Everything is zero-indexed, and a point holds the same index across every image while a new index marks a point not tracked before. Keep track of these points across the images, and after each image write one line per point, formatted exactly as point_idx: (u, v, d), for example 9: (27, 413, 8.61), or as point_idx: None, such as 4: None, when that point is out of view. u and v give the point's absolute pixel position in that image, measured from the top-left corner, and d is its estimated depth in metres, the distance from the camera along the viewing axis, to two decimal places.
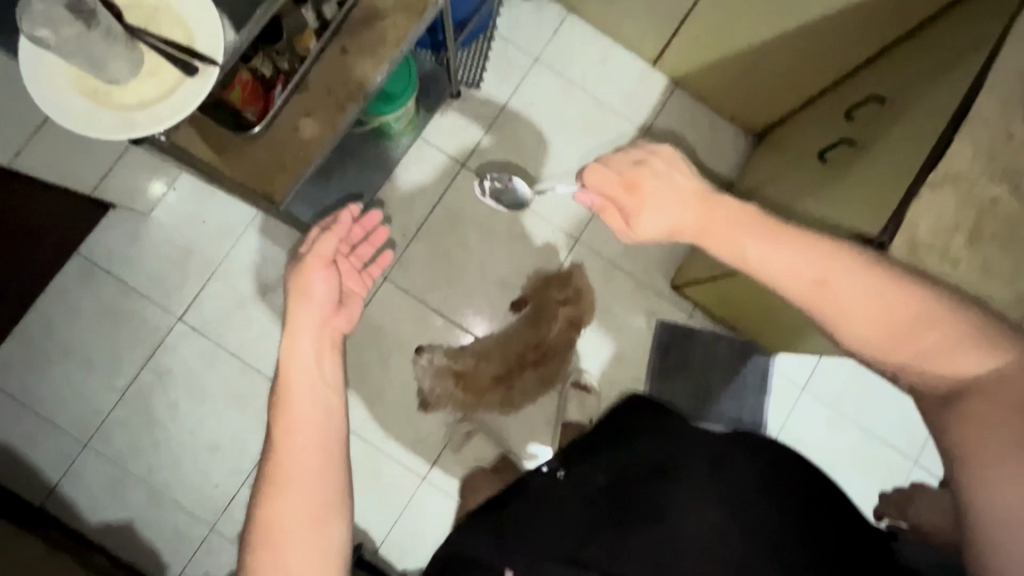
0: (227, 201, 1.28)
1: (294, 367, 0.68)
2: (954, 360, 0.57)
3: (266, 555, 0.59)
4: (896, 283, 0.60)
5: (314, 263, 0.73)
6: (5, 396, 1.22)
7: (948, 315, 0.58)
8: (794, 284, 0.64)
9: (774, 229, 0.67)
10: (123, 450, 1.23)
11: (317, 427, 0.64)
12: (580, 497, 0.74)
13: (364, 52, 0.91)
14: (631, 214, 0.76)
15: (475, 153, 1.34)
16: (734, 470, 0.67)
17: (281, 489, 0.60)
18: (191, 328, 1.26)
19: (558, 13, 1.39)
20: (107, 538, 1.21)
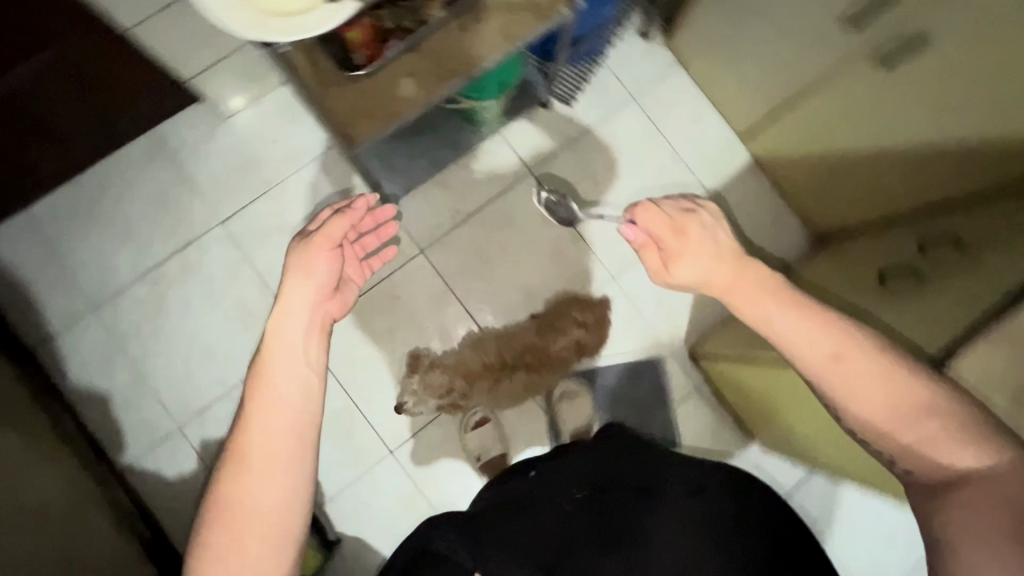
0: (303, 131, 1.32)
1: (280, 345, 0.72)
2: (944, 452, 0.60)
3: (224, 534, 0.62)
4: (901, 371, 0.63)
5: (320, 245, 0.80)
6: (41, 241, 1.26)
7: (947, 410, 0.61)
8: (806, 352, 0.66)
9: (791, 302, 0.70)
10: (126, 326, 1.26)
11: (287, 406, 0.67)
12: (559, 504, 0.75)
13: (480, 35, 0.94)
14: (673, 257, 0.78)
15: (545, 163, 1.36)
16: (712, 502, 0.73)
17: (244, 465, 0.64)
18: (228, 235, 1.30)
19: (668, 62, 1.41)
20: (82, 404, 1.23)
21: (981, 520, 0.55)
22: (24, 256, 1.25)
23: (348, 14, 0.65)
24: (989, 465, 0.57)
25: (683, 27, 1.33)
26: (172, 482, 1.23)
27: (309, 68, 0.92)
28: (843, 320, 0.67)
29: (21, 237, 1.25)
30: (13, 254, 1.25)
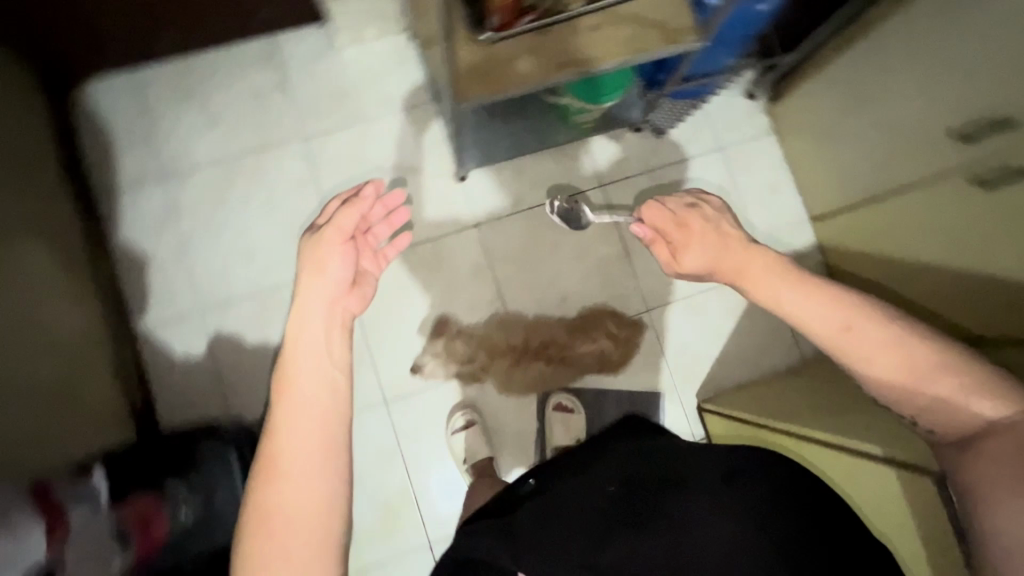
0: (406, 80, 1.36)
1: (304, 345, 0.84)
2: (960, 403, 0.73)
3: (265, 533, 0.72)
4: (909, 337, 0.77)
5: (331, 242, 0.89)
6: (137, 104, 1.31)
7: (954, 367, 0.74)
8: (823, 328, 0.80)
9: (802, 286, 0.83)
10: (186, 204, 1.30)
11: (314, 407, 0.79)
12: (590, 499, 0.86)
13: (609, 40, 0.97)
14: (687, 242, 0.92)
15: (619, 182, 1.39)
16: (745, 487, 0.79)
17: (279, 466, 0.75)
18: (305, 152, 1.33)
19: (763, 127, 1.44)
20: (121, 263, 1.26)
21: (1008, 467, 0.68)
22: (117, 111, 1.30)
23: None
24: (1002, 412, 0.71)
25: (790, 99, 1.36)
26: (179, 361, 1.25)
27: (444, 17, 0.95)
28: (854, 297, 0.81)
29: (120, 92, 1.30)
30: (106, 108, 1.30)
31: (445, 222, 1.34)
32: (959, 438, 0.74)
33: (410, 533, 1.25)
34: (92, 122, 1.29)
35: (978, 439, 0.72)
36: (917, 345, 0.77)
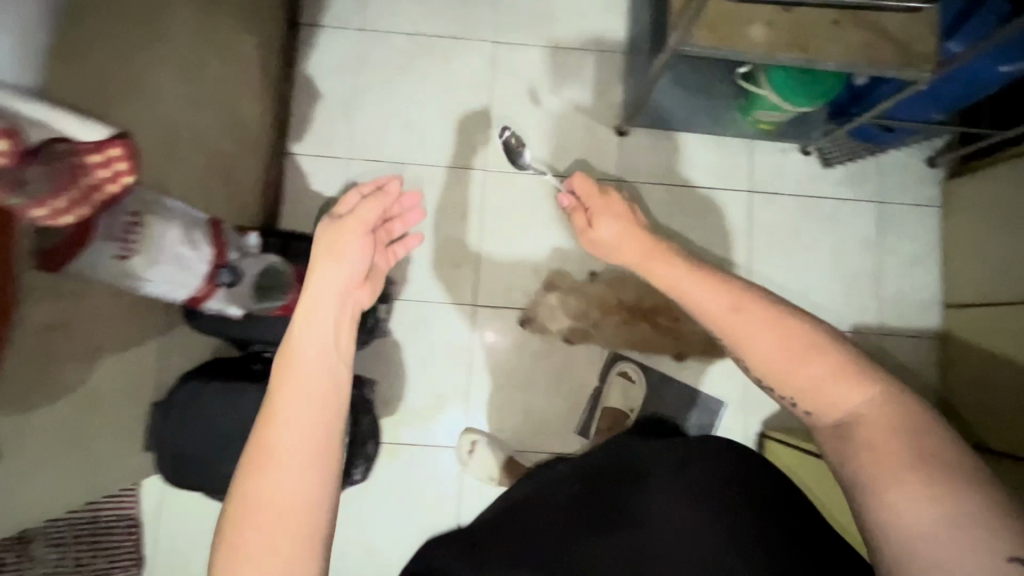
0: (607, 24, 1.38)
1: (309, 335, 0.69)
2: (837, 389, 0.71)
3: (249, 531, 0.61)
4: (791, 322, 0.74)
5: (352, 229, 0.77)
6: None
7: (825, 351, 0.72)
8: (713, 306, 0.78)
9: (698, 274, 0.81)
10: (369, 59, 1.36)
11: (314, 395, 0.65)
12: (555, 497, 0.97)
13: (842, 38, 0.96)
14: (597, 222, 0.94)
15: (768, 195, 1.37)
16: (695, 472, 0.86)
17: (271, 456, 0.62)
18: (490, 54, 1.37)
19: (930, 199, 1.38)
20: (298, 87, 1.33)
21: (885, 449, 0.66)
22: None
23: None
24: (870, 397, 0.70)
25: (973, 178, 1.30)
26: (311, 192, 1.30)
27: None
28: (739, 282, 0.79)
29: None
30: None
31: (589, 167, 1.35)
32: (837, 424, 0.71)
33: (448, 429, 1.29)
34: None
35: (856, 424, 0.69)
36: (825, 339, 0.73)
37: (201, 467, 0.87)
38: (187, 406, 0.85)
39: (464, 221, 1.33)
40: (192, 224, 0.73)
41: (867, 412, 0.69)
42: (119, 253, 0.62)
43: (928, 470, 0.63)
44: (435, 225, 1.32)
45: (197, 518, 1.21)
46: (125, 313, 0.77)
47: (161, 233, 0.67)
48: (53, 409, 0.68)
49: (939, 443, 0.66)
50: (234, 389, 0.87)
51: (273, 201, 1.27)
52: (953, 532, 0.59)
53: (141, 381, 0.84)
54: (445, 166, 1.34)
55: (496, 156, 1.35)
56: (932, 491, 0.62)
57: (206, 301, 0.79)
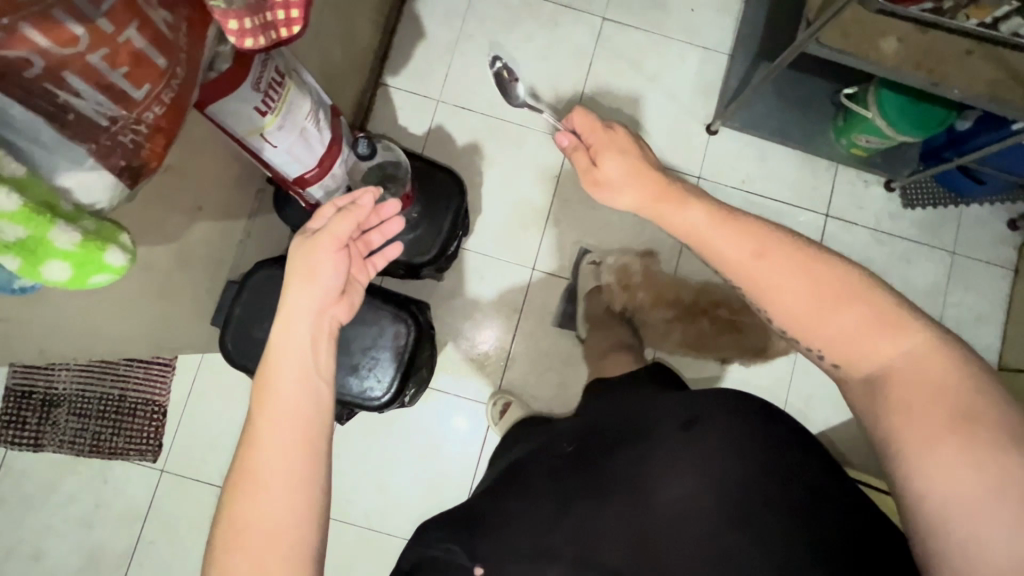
0: (718, 25, 1.37)
1: (284, 354, 0.58)
2: (873, 340, 0.59)
3: (235, 560, 0.51)
4: (820, 264, 0.62)
5: (327, 243, 0.62)
6: None
7: (862, 296, 0.60)
8: (732, 252, 0.65)
9: (714, 215, 0.68)
10: (477, 7, 1.35)
11: (294, 414, 0.55)
12: (551, 461, 0.73)
13: (974, 68, 0.95)
14: (604, 160, 0.76)
15: (843, 222, 1.36)
16: (707, 434, 0.62)
17: (252, 487, 0.52)
18: (596, 28, 1.37)
19: (1001, 261, 1.36)
20: (404, 22, 1.33)
21: (920, 408, 0.55)
22: None
23: None
24: (906, 349, 0.57)
25: None
26: (397, 126, 1.31)
27: None
28: (757, 220, 0.67)
29: None
30: None
31: (670, 158, 1.35)
32: (866, 376, 0.60)
33: (481, 385, 1.28)
34: None
35: (887, 378, 0.58)
36: (860, 281, 0.61)
37: (261, 356, 0.83)
38: (268, 288, 0.84)
39: (539, 184, 1.32)
40: (320, 107, 0.73)
41: (905, 364, 0.57)
42: (257, 105, 0.61)
43: (965, 427, 0.52)
44: (508, 183, 1.32)
45: (221, 418, 1.20)
46: (227, 178, 0.77)
47: (294, 102, 0.67)
48: (157, 254, 0.67)
49: (982, 392, 0.54)
50: None
51: (360, 125, 1.27)
52: (1001, 504, 0.49)
53: (222, 256, 0.83)
54: (531, 127, 1.33)
55: None
56: (976, 457, 0.51)
57: (312, 186, 0.79)
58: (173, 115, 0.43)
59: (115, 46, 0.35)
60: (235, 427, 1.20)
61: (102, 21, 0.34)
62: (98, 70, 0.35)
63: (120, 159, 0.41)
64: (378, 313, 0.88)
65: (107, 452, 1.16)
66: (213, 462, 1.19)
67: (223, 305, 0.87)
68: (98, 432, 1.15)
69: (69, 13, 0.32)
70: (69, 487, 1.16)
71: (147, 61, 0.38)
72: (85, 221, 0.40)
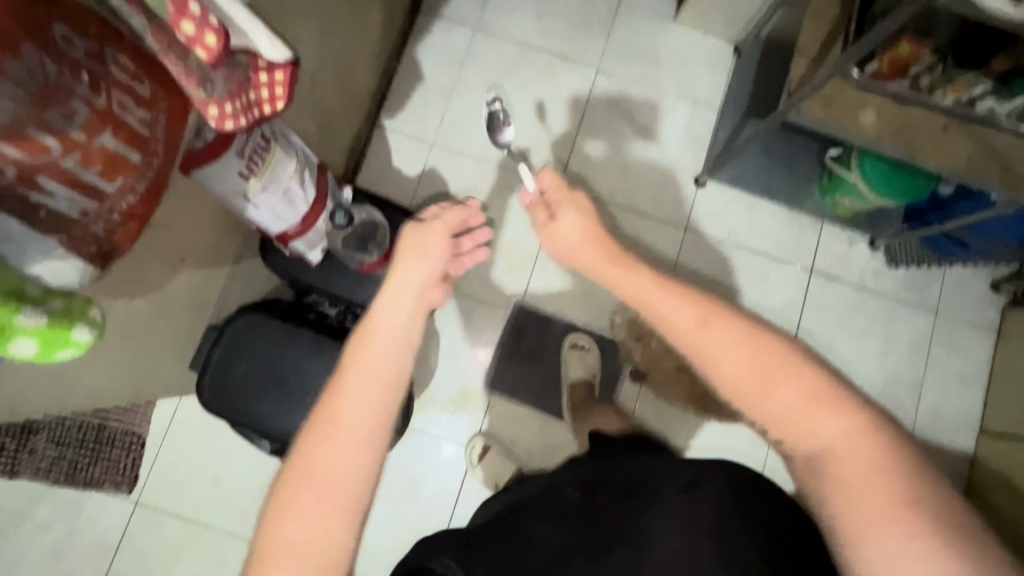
0: (710, 81, 1.41)
1: (387, 314, 0.59)
2: (813, 418, 0.55)
3: (298, 500, 0.49)
4: (763, 334, 0.59)
5: (437, 229, 0.68)
6: None
7: (802, 370, 0.56)
8: (677, 318, 0.62)
9: (661, 282, 0.66)
10: (474, 56, 1.38)
11: (383, 374, 0.54)
12: (551, 505, 0.73)
13: (950, 143, 0.97)
14: (562, 219, 0.74)
15: (828, 278, 1.37)
16: (703, 496, 0.62)
17: (331, 430, 0.51)
18: (591, 80, 1.40)
19: (985, 324, 1.37)
20: (402, 67, 1.36)
21: (866, 494, 0.50)
22: None
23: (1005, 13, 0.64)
24: (846, 427, 0.53)
25: None
26: (391, 167, 1.33)
27: (813, 40, 0.99)
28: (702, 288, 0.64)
29: None
30: None
31: (658, 208, 1.37)
32: (809, 455, 0.55)
33: (463, 427, 1.28)
34: None
35: (828, 461, 0.53)
36: (803, 355, 0.57)
37: (238, 402, 0.85)
38: (248, 334, 0.85)
39: (528, 229, 1.34)
40: (305, 167, 0.75)
41: (847, 447, 0.53)
42: (241, 170, 0.63)
43: (903, 504, 0.49)
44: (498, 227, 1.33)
45: (199, 451, 1.20)
46: (215, 229, 0.78)
47: (279, 165, 0.69)
48: (136, 305, 0.67)
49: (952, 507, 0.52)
50: (293, 332, 0.87)
51: (354, 165, 1.30)
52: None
53: (206, 301, 0.84)
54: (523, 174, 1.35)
55: (574, 177, 1.37)
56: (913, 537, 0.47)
57: (293, 241, 0.80)
58: (145, 198, 0.45)
59: (89, 151, 0.37)
60: (213, 462, 1.19)
61: (75, 131, 0.36)
62: (71, 172, 0.37)
63: (92, 245, 0.43)
64: None
65: (82, 481, 1.15)
66: (189, 496, 1.18)
67: (203, 348, 0.88)
68: (74, 461, 1.12)
69: (42, 128, 0.33)
70: (41, 518, 1.15)
71: (119, 158, 0.39)
72: (52, 302, 0.41)
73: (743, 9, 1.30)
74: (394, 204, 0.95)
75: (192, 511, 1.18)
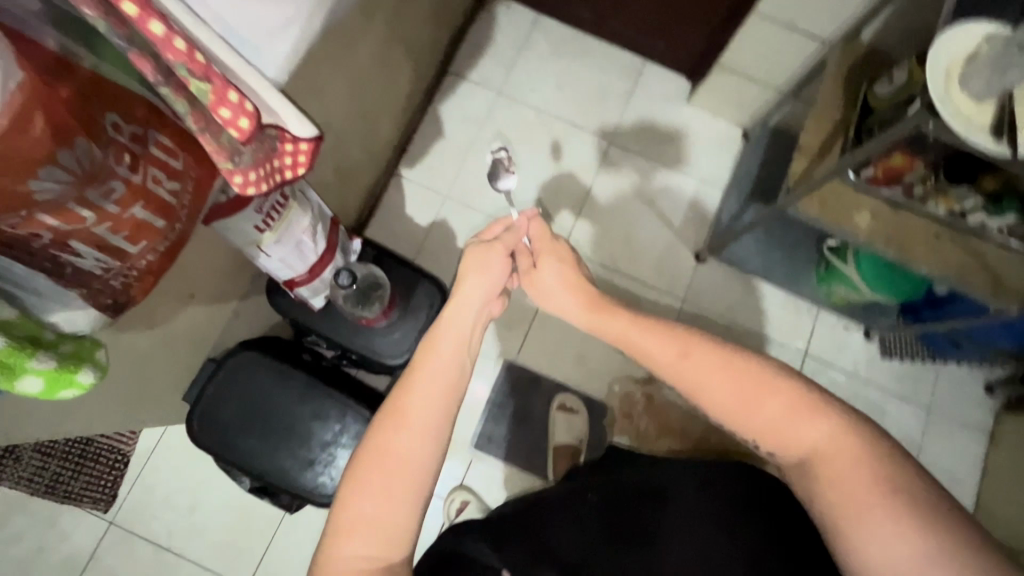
0: (718, 162, 1.46)
1: (448, 325, 0.66)
2: (796, 426, 0.65)
3: (372, 481, 0.57)
4: (736, 359, 0.68)
5: (499, 247, 0.71)
6: (521, 32, 1.48)
7: (781, 385, 0.66)
8: (661, 354, 0.71)
9: (645, 322, 0.73)
10: (494, 118, 1.44)
11: (446, 376, 0.62)
12: (574, 505, 0.84)
13: (942, 250, 1.00)
14: (544, 269, 0.77)
15: (821, 364, 1.38)
16: (719, 497, 0.79)
17: (400, 423, 0.59)
18: (604, 150, 1.45)
19: (979, 429, 1.36)
20: (425, 123, 1.42)
21: (848, 485, 0.61)
22: (505, 27, 1.47)
23: (993, 149, 0.68)
24: (824, 430, 0.64)
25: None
26: (404, 216, 1.38)
27: (815, 139, 1.04)
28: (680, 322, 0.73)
29: (518, 18, 1.48)
30: (502, 21, 1.48)
31: (658, 278, 1.40)
32: (796, 461, 0.66)
33: (444, 478, 1.28)
34: (483, 22, 1.47)
35: (816, 461, 0.64)
36: (774, 372, 0.67)
37: (228, 437, 0.87)
38: (242, 370, 0.87)
39: None
40: (319, 221, 0.79)
41: (828, 447, 0.63)
42: (257, 224, 0.67)
43: (886, 502, 0.59)
44: None
45: (179, 476, 1.20)
46: (227, 270, 0.81)
47: (294, 220, 0.73)
48: (140, 339, 0.70)
49: None
50: (285, 372, 0.88)
51: (368, 211, 1.36)
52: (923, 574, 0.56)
53: (207, 336, 0.87)
54: None
55: (579, 241, 1.41)
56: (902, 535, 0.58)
57: (299, 288, 0.83)
58: (165, 257, 0.48)
59: (118, 221, 0.41)
60: (192, 489, 1.19)
61: (110, 205, 0.39)
62: (100, 237, 0.40)
63: (107, 297, 0.46)
64: (340, 413, 0.89)
65: (61, 495, 1.15)
66: (163, 520, 1.18)
67: (198, 379, 0.90)
68: (56, 473, 1.12)
69: (81, 203, 0.37)
70: (13, 529, 1.14)
71: (145, 225, 0.43)
72: (61, 346, 0.44)
73: (754, 100, 1.36)
74: (398, 257, 0.98)
75: (164, 537, 1.18)
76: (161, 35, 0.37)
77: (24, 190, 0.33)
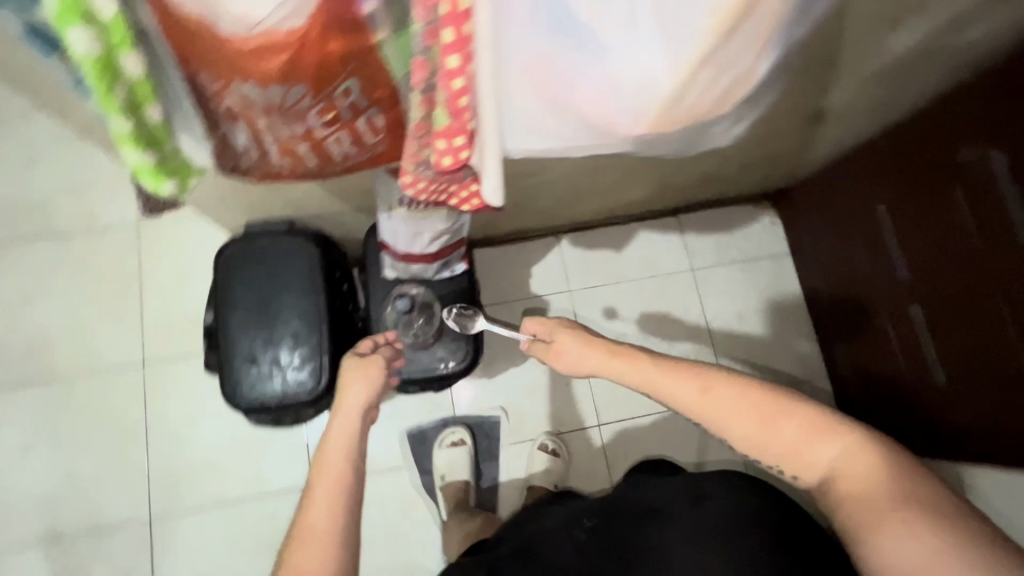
0: None
1: (333, 434, 0.64)
2: (813, 447, 0.57)
3: None
4: (752, 386, 0.60)
5: (367, 365, 0.69)
6: (760, 252, 1.36)
7: (792, 405, 0.59)
8: (678, 393, 0.61)
9: (664, 362, 0.63)
10: (667, 280, 1.34)
11: (335, 481, 0.60)
12: (569, 536, 0.71)
13: None
14: (558, 347, 0.69)
15: None
16: (714, 507, 0.64)
17: (305, 539, 0.57)
18: None
19: None
20: (616, 228, 1.36)
21: None
22: (752, 234, 1.37)
23: None
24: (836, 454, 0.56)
25: None
26: (524, 268, 1.32)
27: None
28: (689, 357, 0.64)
29: (771, 240, 1.37)
30: (757, 228, 1.37)
31: None
32: (819, 482, 0.57)
33: None
34: (743, 215, 1.38)
35: (842, 480, 0.55)
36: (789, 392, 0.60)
37: (235, 282, 0.89)
38: (294, 254, 0.89)
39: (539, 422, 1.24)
40: (449, 235, 0.78)
41: (846, 467, 0.55)
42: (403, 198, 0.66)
43: None
44: (530, 390, 1.19)
45: (185, 250, 1.23)
46: (356, 188, 0.81)
47: (431, 219, 0.72)
48: None
49: None
50: (315, 287, 0.89)
51: (505, 238, 1.32)
52: None
53: (305, 207, 0.89)
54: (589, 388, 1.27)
55: None
56: None
57: (387, 252, 0.83)
58: (295, 174, 0.52)
59: (285, 135, 0.44)
60: (185, 265, 1.22)
61: (285, 126, 0.43)
62: (262, 134, 0.44)
63: (230, 163, 0.49)
64: (308, 355, 0.88)
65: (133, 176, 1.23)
66: (146, 261, 1.22)
67: (270, 225, 0.91)
68: None
69: (269, 112, 0.41)
70: (80, 163, 1.25)
71: (297, 153, 0.47)
72: (172, 156, 0.44)
73: None
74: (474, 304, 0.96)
75: (132, 271, 1.21)
76: (453, 68, 0.36)
77: (234, 80, 0.37)
